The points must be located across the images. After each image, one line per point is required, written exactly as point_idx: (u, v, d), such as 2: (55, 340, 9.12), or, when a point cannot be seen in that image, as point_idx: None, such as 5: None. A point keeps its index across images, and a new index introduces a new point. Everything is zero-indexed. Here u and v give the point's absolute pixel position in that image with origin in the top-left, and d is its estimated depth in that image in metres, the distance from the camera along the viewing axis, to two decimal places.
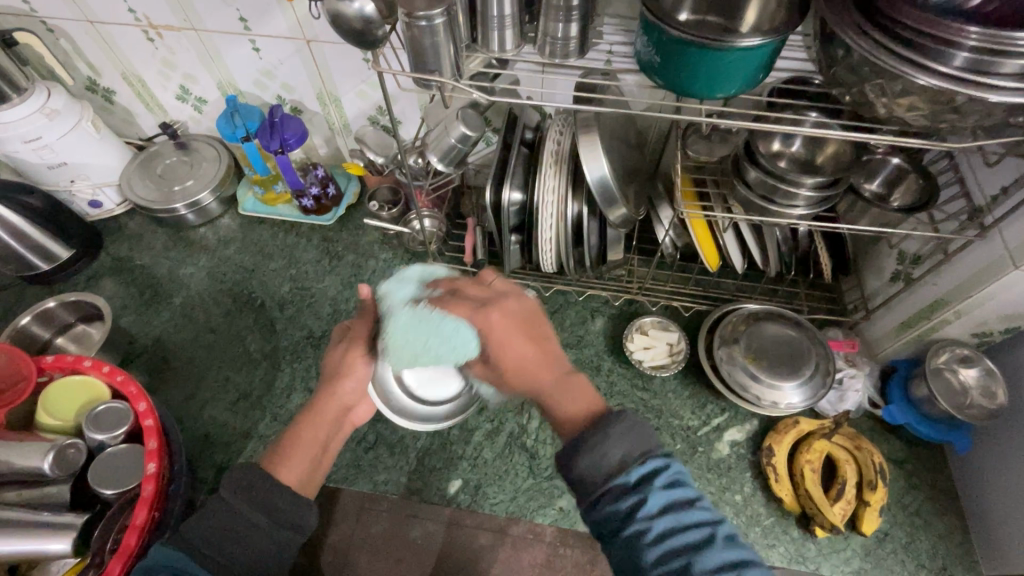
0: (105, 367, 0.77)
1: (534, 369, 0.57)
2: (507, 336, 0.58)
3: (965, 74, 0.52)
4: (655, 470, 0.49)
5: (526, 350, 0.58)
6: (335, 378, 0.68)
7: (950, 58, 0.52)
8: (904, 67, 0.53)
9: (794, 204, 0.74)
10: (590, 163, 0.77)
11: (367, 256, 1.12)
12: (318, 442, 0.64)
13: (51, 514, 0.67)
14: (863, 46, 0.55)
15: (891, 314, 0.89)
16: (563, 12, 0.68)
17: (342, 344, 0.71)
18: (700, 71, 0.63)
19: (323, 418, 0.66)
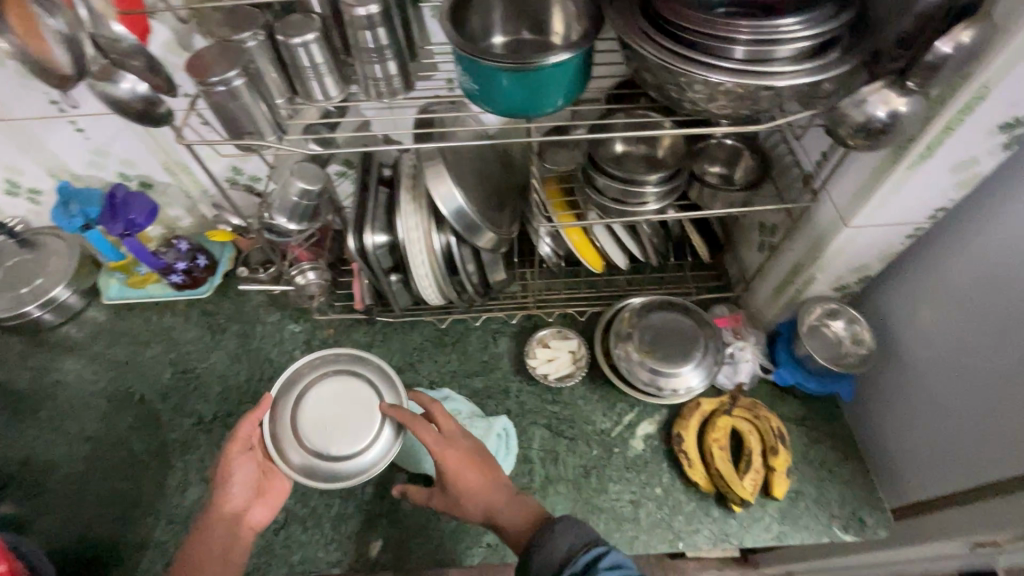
0: None
1: (480, 493, 0.70)
2: (462, 469, 0.71)
3: (746, 65, 0.55)
4: (599, 554, 0.58)
5: (482, 474, 0.72)
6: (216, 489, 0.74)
7: (734, 54, 0.55)
8: (693, 65, 0.56)
9: (645, 201, 0.77)
10: (444, 196, 0.77)
11: (254, 322, 1.06)
12: (213, 558, 0.70)
13: None
14: (657, 52, 0.57)
15: (765, 281, 0.93)
16: (376, 54, 0.66)
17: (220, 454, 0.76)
18: (518, 94, 0.64)
19: (212, 533, 0.72)
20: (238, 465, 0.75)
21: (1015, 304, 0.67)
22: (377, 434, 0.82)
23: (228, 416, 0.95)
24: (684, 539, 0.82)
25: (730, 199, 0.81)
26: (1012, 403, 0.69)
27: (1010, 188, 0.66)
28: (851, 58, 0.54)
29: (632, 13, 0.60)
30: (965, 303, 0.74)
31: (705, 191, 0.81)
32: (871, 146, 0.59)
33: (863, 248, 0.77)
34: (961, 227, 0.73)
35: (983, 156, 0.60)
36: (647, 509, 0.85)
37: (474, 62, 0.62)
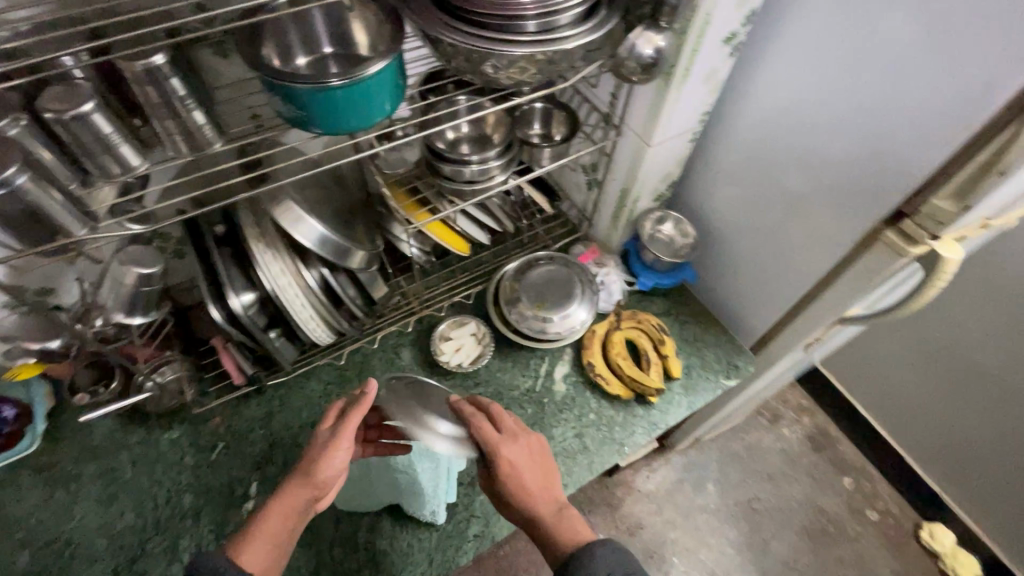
0: None
1: (530, 497, 0.74)
2: (521, 473, 0.75)
3: (541, 36, 0.63)
4: None
5: (543, 472, 0.77)
6: (310, 464, 0.72)
7: (528, 29, 0.64)
8: (500, 47, 0.63)
9: (492, 175, 0.84)
10: (303, 231, 0.73)
11: (115, 450, 0.88)
12: (284, 528, 0.70)
13: None
14: (465, 42, 0.63)
15: (603, 212, 1.08)
16: (175, 106, 0.60)
17: (328, 430, 0.74)
18: (345, 111, 0.65)
19: (293, 504, 0.71)
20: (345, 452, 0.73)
21: (766, 169, 0.90)
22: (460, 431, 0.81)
23: (133, 564, 0.79)
24: (627, 443, 0.95)
25: (557, 153, 0.92)
26: (783, 241, 0.93)
27: (739, 86, 0.88)
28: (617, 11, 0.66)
29: (428, 11, 0.65)
30: (738, 180, 0.96)
31: (534, 153, 0.91)
32: (650, 78, 0.73)
33: (664, 159, 0.94)
34: (718, 124, 0.94)
35: (719, 66, 0.79)
36: (591, 435, 0.95)
37: (290, 91, 0.61)
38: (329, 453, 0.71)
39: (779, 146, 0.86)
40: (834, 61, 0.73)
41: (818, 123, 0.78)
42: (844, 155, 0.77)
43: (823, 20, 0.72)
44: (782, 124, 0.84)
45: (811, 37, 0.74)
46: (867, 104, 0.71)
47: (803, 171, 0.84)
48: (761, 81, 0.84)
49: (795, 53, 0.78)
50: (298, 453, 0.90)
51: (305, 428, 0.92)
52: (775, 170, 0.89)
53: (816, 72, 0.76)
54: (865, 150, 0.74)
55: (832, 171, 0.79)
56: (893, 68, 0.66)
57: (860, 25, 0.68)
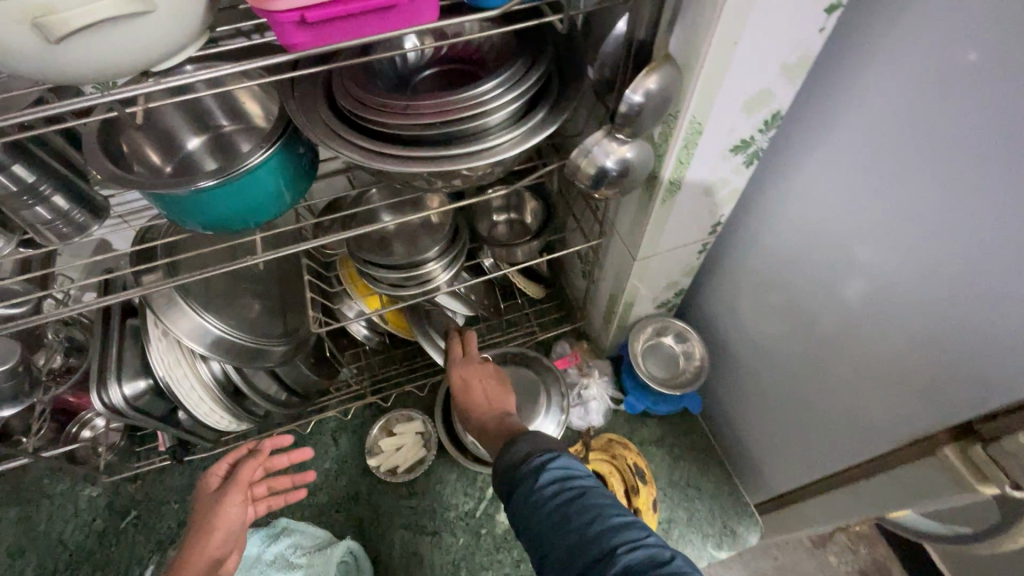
0: None
1: (476, 409, 0.72)
2: (469, 388, 0.74)
3: (465, 146, 0.46)
4: (551, 457, 0.55)
5: (495, 393, 0.73)
6: (205, 527, 0.66)
7: (442, 137, 0.47)
8: (412, 159, 0.46)
9: (434, 278, 0.69)
10: (190, 330, 0.64)
11: (37, 497, 0.87)
12: None
13: None
14: (336, 146, 0.46)
15: (596, 308, 0.89)
16: (27, 196, 0.53)
17: (216, 490, 0.70)
18: (234, 210, 0.53)
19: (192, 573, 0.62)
20: (236, 509, 0.68)
21: (802, 288, 0.66)
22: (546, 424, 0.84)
23: None
24: None
25: (529, 252, 0.75)
26: (819, 377, 0.69)
27: (780, 188, 0.64)
28: (560, 113, 0.48)
29: (314, 109, 0.49)
30: (763, 288, 0.73)
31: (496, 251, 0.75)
32: (615, 195, 0.55)
33: (660, 273, 0.75)
34: (750, 226, 0.71)
35: (731, 177, 0.59)
36: None
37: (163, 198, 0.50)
38: (218, 510, 0.67)
39: (816, 256, 0.63)
40: (926, 201, 0.48)
41: (876, 248, 0.55)
42: (920, 334, 0.53)
43: (913, 138, 0.48)
44: (820, 231, 0.61)
45: (891, 158, 0.50)
46: (968, 279, 0.46)
47: (853, 317, 0.60)
48: (811, 193, 0.60)
49: (862, 171, 0.54)
50: None
51: None
52: (820, 312, 0.65)
53: (892, 207, 0.52)
54: (942, 307, 0.49)
55: (899, 345, 0.55)
56: (1022, 244, 0.42)
57: (975, 164, 0.43)
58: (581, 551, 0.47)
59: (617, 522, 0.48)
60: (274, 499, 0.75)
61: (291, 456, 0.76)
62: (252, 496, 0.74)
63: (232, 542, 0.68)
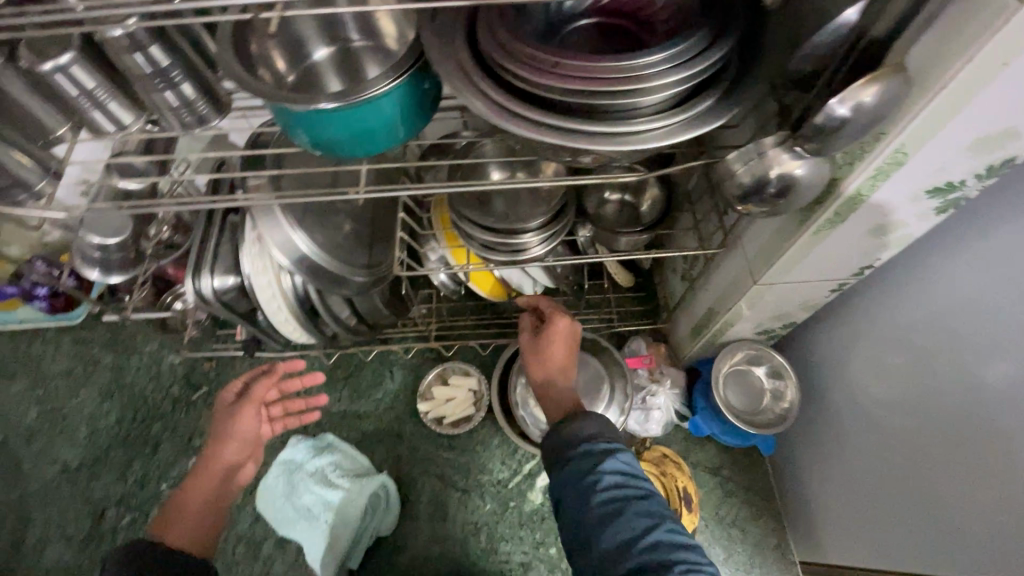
0: None
1: (550, 360, 0.65)
2: (557, 340, 0.66)
3: (614, 125, 0.40)
4: (615, 452, 0.52)
5: (558, 354, 0.66)
6: (221, 439, 0.67)
7: (590, 108, 0.41)
8: (555, 131, 0.40)
9: (529, 249, 0.65)
10: (278, 240, 0.64)
11: (130, 352, 0.95)
12: (204, 506, 0.62)
13: None
14: (462, 90, 0.41)
15: (687, 316, 0.81)
16: (158, 79, 0.53)
17: (229, 406, 0.69)
18: (347, 135, 0.50)
19: (210, 479, 0.64)
20: (251, 422, 0.69)
21: (941, 359, 0.56)
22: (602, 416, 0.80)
23: (98, 459, 0.88)
24: None
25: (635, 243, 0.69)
26: (929, 463, 0.59)
27: (957, 242, 0.52)
28: (731, 108, 0.40)
29: (455, 48, 0.43)
30: (884, 345, 0.62)
31: (601, 235, 0.70)
32: (763, 213, 0.46)
33: (777, 300, 0.65)
34: (909, 313, 0.58)
35: (909, 222, 0.48)
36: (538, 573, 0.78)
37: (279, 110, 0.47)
38: (234, 423, 0.67)
39: (978, 328, 0.51)
40: None
41: None
42: None
43: None
44: (994, 304, 0.49)
45: None
46: None
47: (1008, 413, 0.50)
48: (1000, 265, 0.49)
49: None
50: None
51: None
52: (980, 458, 0.53)
53: None
54: None
55: None
56: None
57: None
58: (626, 556, 0.45)
59: (674, 538, 0.45)
60: (290, 420, 0.77)
61: (303, 381, 0.76)
62: (270, 415, 0.76)
63: (248, 451, 0.69)
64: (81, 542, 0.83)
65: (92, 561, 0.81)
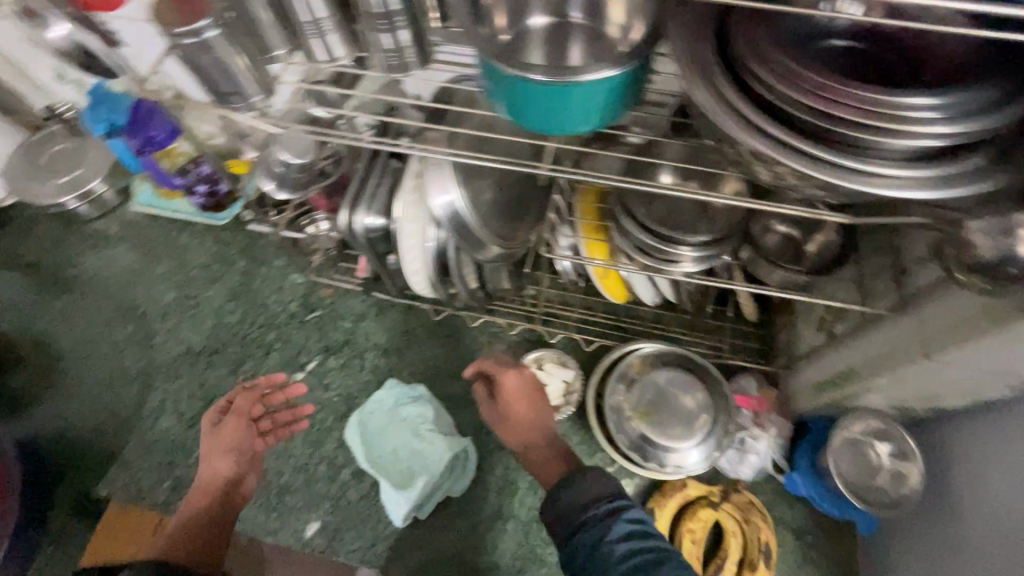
0: None
1: (519, 418, 0.68)
2: (518, 393, 0.69)
3: (850, 162, 0.37)
4: (620, 509, 0.55)
5: (520, 408, 0.69)
6: (207, 459, 0.73)
7: (827, 140, 0.38)
8: (788, 154, 0.38)
9: (678, 261, 0.62)
10: (437, 192, 0.65)
11: (261, 262, 1.03)
12: (204, 523, 0.69)
13: None
14: (694, 87, 0.40)
15: (815, 368, 0.76)
16: (383, 20, 0.54)
17: (209, 427, 0.76)
18: (544, 111, 0.49)
19: (207, 497, 0.71)
20: (235, 436, 0.75)
21: None
22: (691, 445, 0.78)
23: (217, 351, 0.96)
24: None
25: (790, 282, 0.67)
26: None
27: None
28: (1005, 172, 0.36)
29: (701, 44, 0.42)
30: None
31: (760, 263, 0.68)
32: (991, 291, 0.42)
33: (934, 381, 0.61)
34: None
35: None
36: None
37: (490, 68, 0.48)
38: (217, 442, 0.74)
39: None
40: None
41: None
42: None
43: None
44: None
45: None
46: None
47: None
48: None
49: None
50: (356, 365, 0.93)
51: (375, 349, 0.94)
52: None
53: None
54: None
55: None
56: None
57: None
58: None
59: None
60: (278, 431, 0.82)
61: (286, 391, 0.82)
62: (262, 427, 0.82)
63: (243, 466, 0.75)
64: (189, 420, 0.91)
65: (195, 440, 0.89)
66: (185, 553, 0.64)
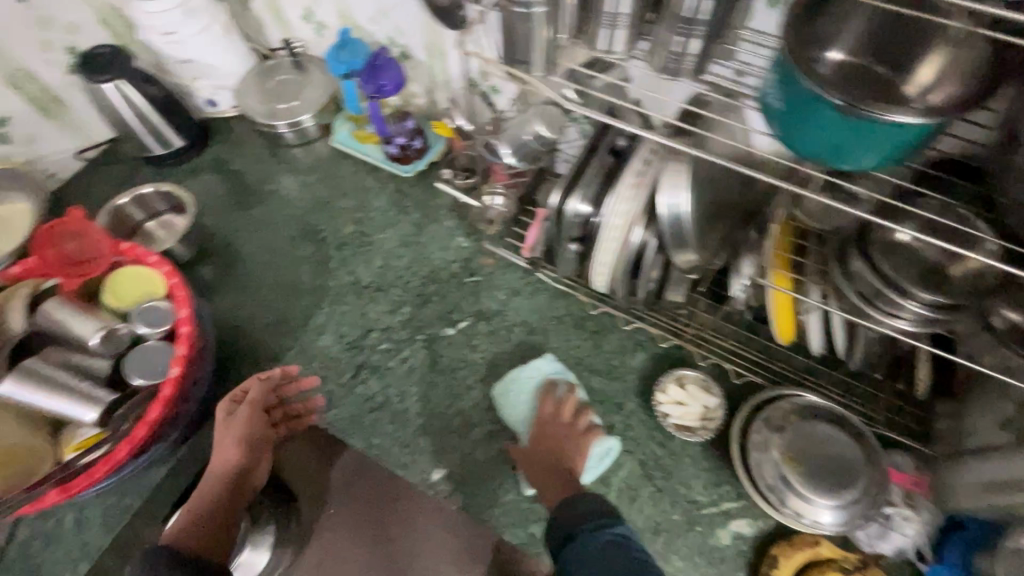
0: (154, 258, 0.83)
1: (555, 453, 0.81)
2: (548, 432, 0.83)
3: None
4: (613, 524, 0.71)
5: (547, 444, 0.82)
6: (218, 447, 0.81)
7: None
8: None
9: (897, 315, 0.62)
10: (667, 193, 0.67)
11: (432, 219, 1.10)
12: (211, 509, 0.76)
13: (88, 359, 0.77)
14: None
15: (978, 468, 0.69)
16: (686, 26, 0.58)
17: (224, 411, 0.83)
18: (824, 137, 0.52)
19: (214, 484, 0.78)
20: (240, 427, 0.81)
21: None
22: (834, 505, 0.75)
23: (380, 289, 1.03)
24: None
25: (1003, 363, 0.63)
26: None
27: None
28: None
29: None
30: None
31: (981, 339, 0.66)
32: None
33: None
34: None
35: None
36: None
37: (789, 78, 0.52)
38: (221, 432, 0.81)
39: None
40: None
41: None
42: None
43: None
44: None
45: None
46: None
47: None
48: None
49: None
50: (504, 335, 0.97)
51: (523, 325, 0.98)
52: None
53: None
54: None
55: None
56: None
57: None
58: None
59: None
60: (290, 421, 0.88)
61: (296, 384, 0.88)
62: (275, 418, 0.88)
63: (253, 456, 0.81)
64: (346, 344, 0.98)
65: (349, 363, 0.96)
66: (187, 540, 0.72)
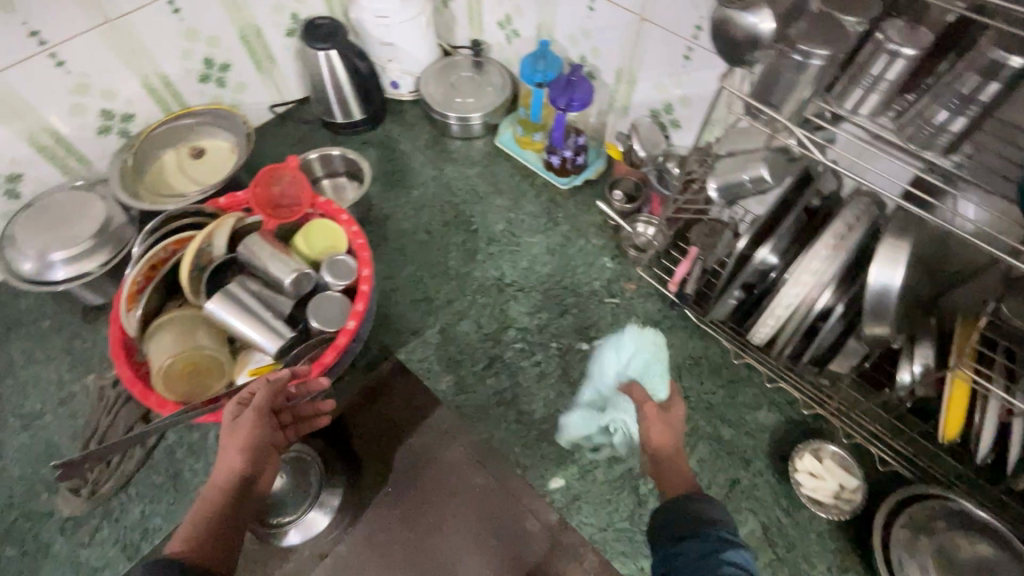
0: (346, 217, 0.90)
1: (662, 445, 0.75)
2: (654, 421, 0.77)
3: None
4: (736, 547, 0.60)
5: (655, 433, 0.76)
6: (222, 453, 0.66)
7: None
8: None
9: None
10: (884, 266, 0.66)
11: (581, 234, 1.12)
12: (212, 522, 0.62)
13: (274, 295, 0.83)
14: None
15: None
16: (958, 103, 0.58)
17: (235, 409, 0.69)
18: None
19: (216, 493, 0.64)
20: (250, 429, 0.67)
21: None
22: None
23: (521, 290, 1.06)
24: None
25: None
26: None
27: None
28: None
29: None
30: None
31: None
32: None
33: None
34: None
35: None
36: None
37: None
38: (228, 435, 0.67)
39: None
40: None
41: None
42: None
43: None
44: None
45: None
46: None
47: None
48: None
49: None
50: None
51: None
52: None
53: None
54: None
55: None
56: None
57: None
58: None
59: None
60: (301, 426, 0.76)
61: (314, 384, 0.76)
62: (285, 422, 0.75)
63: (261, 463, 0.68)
64: (483, 335, 1.01)
65: (484, 354, 0.99)
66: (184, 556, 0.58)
